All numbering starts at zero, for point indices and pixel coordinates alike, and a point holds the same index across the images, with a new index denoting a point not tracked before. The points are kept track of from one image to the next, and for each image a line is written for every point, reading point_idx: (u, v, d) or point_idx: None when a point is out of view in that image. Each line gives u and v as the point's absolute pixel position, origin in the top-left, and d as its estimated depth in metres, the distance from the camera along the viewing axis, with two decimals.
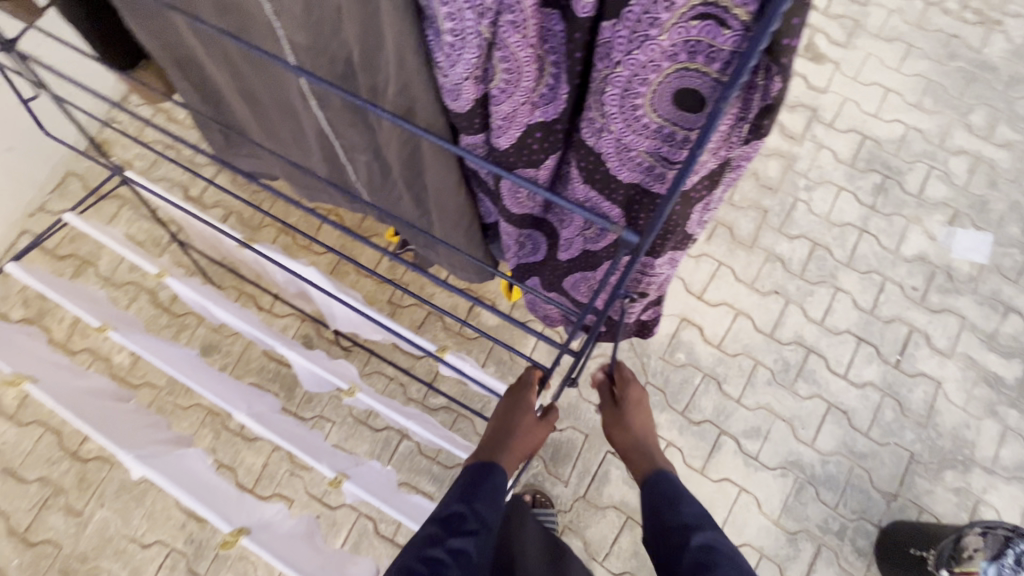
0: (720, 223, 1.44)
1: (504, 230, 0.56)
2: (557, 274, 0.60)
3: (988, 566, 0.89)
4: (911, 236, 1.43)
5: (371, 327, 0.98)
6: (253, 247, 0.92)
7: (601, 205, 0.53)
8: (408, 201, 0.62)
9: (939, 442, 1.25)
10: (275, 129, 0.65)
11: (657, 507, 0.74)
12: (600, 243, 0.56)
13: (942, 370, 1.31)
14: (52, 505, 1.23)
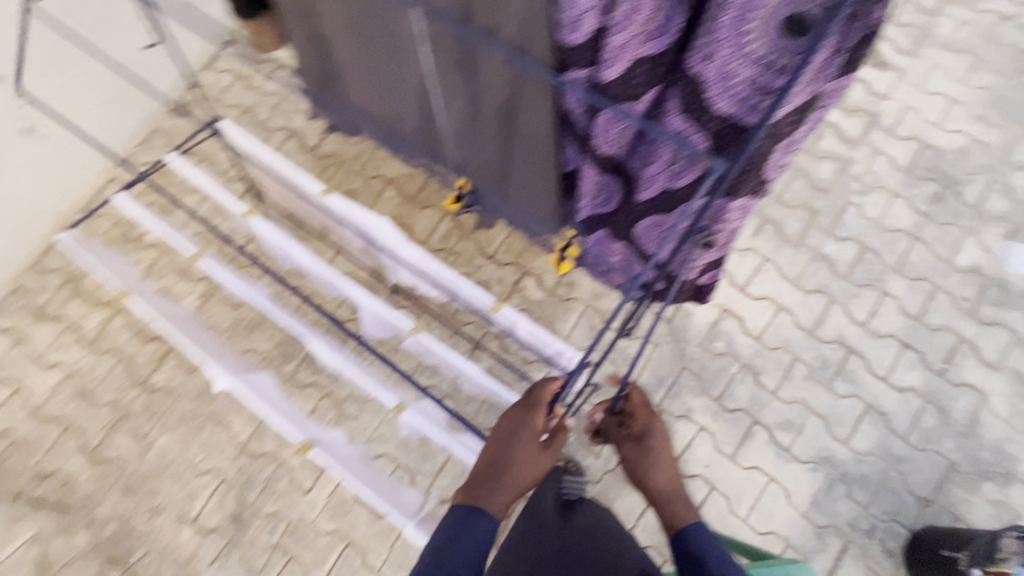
0: (769, 220, 1.46)
1: (586, 173, 0.62)
2: (631, 220, 0.65)
3: None
4: (966, 247, 1.41)
5: (431, 282, 1.07)
6: (330, 196, 1.00)
7: (692, 134, 0.56)
8: (495, 146, 0.66)
9: (980, 454, 1.24)
10: (376, 80, 0.71)
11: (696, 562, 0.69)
12: (684, 179, 0.55)
13: (988, 382, 1.29)
14: (120, 428, 1.34)
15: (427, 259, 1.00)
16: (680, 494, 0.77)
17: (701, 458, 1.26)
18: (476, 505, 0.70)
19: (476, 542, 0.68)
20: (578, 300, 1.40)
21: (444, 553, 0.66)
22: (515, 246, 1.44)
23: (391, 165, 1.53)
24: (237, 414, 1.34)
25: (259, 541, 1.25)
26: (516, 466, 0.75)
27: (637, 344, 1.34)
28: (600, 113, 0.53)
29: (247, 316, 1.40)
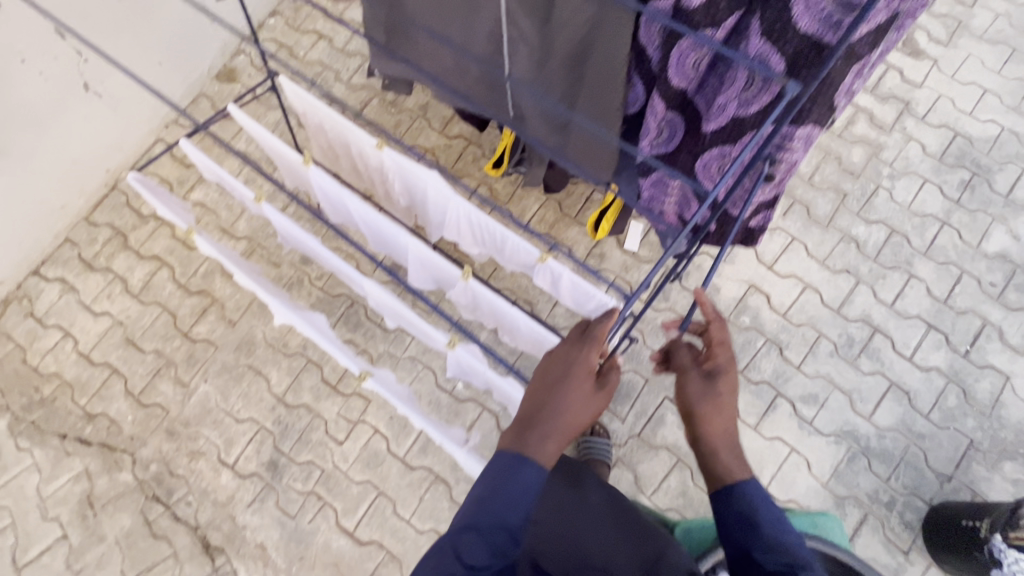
0: (798, 201, 1.48)
1: (653, 110, 0.66)
2: (693, 154, 0.68)
3: None
4: (994, 234, 1.43)
5: (477, 239, 1.07)
6: (384, 150, 1.03)
7: (769, 58, 0.59)
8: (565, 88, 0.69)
9: (1001, 434, 1.26)
10: (446, 21, 0.73)
11: (750, 522, 0.60)
12: (750, 109, 0.59)
13: (1012, 365, 1.31)
14: (164, 375, 1.39)
15: (475, 210, 0.98)
16: (733, 448, 0.64)
17: None
18: (521, 452, 0.63)
19: (522, 493, 0.61)
20: (608, 271, 1.43)
21: (486, 510, 0.61)
22: (548, 218, 1.47)
23: (429, 136, 1.57)
24: (275, 367, 1.38)
25: (293, 487, 1.29)
26: (566, 412, 0.65)
27: (665, 315, 1.37)
28: (680, 40, 0.57)
29: (287, 275, 1.45)
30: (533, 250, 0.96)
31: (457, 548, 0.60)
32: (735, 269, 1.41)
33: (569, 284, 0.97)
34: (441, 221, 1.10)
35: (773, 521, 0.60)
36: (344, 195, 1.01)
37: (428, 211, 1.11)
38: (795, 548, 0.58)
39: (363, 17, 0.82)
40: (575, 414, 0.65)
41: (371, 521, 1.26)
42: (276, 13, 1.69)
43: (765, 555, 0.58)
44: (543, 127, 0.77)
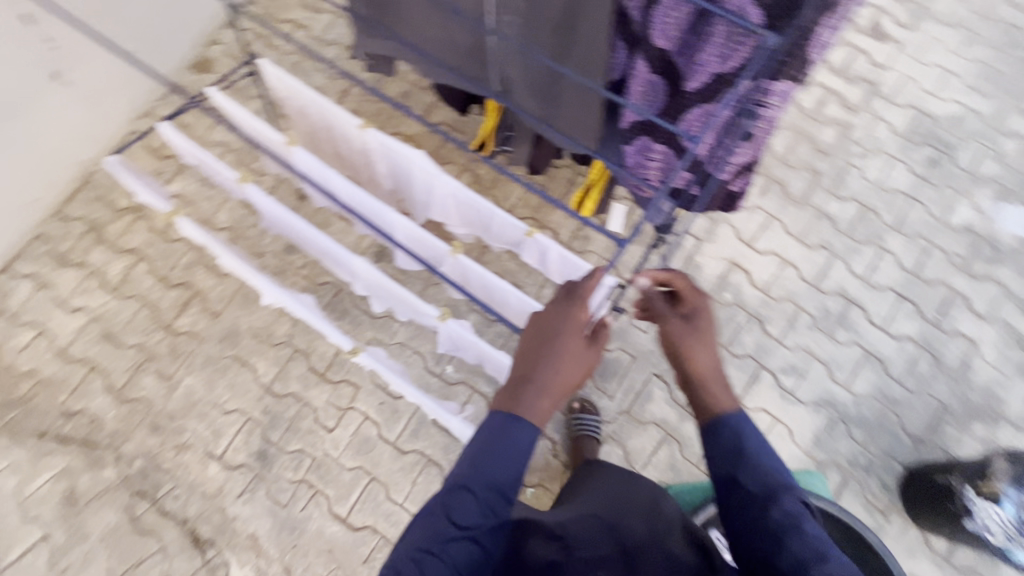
0: (774, 180, 1.52)
1: (636, 75, 0.68)
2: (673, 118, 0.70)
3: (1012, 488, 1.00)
4: (959, 208, 1.49)
5: (463, 218, 1.08)
6: (369, 131, 1.04)
7: (748, 11, 0.56)
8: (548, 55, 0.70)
9: (971, 397, 1.32)
10: None
11: (738, 452, 0.65)
12: (729, 64, 0.61)
13: (979, 331, 1.37)
14: (146, 368, 1.37)
15: (461, 187, 1.00)
16: (721, 380, 0.71)
17: None
18: (516, 409, 0.64)
19: (516, 452, 0.63)
20: (593, 252, 1.45)
21: (480, 469, 0.62)
22: (531, 202, 1.49)
23: (411, 124, 1.57)
24: (261, 357, 1.37)
25: (284, 476, 1.28)
26: (559, 367, 0.66)
27: None
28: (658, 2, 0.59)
29: (271, 265, 1.43)
30: (520, 225, 0.97)
31: (449, 507, 0.61)
32: (716, 247, 1.45)
33: (556, 258, 0.99)
34: (427, 202, 1.11)
35: (756, 449, 0.66)
36: (330, 176, 1.02)
37: (414, 192, 1.11)
38: (776, 471, 0.64)
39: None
40: (569, 368, 0.67)
41: (364, 506, 1.26)
42: (252, 2, 1.67)
43: (747, 477, 0.64)
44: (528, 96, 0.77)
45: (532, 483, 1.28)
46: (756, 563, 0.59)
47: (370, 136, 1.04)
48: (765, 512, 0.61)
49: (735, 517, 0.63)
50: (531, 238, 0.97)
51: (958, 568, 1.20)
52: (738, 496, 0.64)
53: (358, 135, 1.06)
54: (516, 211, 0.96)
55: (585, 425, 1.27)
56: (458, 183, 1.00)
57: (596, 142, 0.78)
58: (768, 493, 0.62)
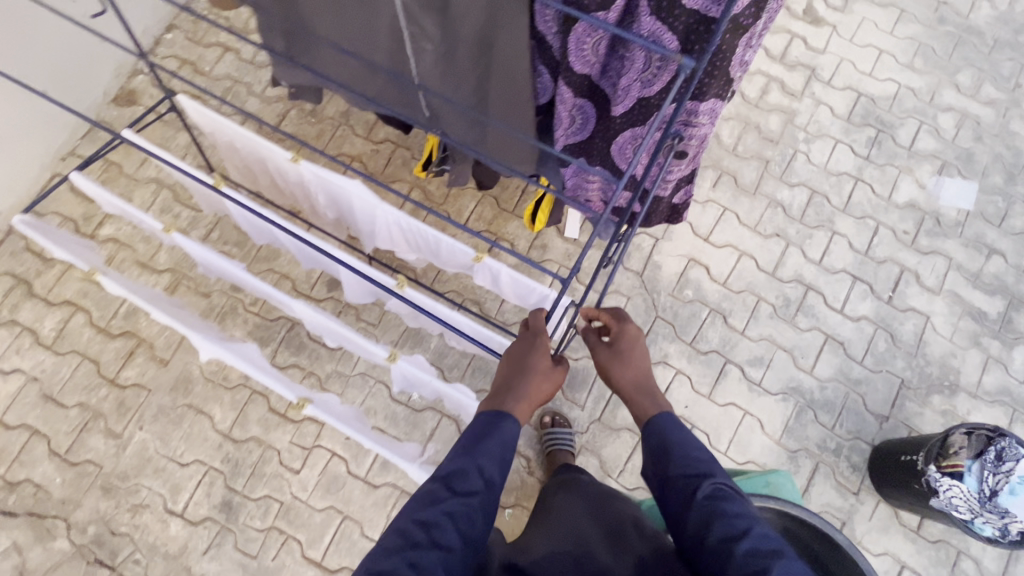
0: (726, 172, 1.52)
1: (561, 101, 0.67)
2: (608, 137, 0.71)
3: (973, 462, 1.06)
4: (903, 184, 1.53)
5: (411, 244, 1.04)
6: (301, 163, 0.99)
7: (662, 35, 0.58)
8: (473, 84, 0.67)
9: (927, 370, 1.36)
10: (345, 25, 0.70)
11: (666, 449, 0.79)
12: (653, 88, 0.62)
13: (931, 305, 1.41)
14: (92, 428, 1.29)
15: (401, 215, 0.96)
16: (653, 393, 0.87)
17: (680, 400, 1.33)
18: (500, 416, 0.77)
19: (503, 444, 0.75)
20: (552, 260, 1.43)
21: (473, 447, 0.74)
22: (485, 214, 1.45)
23: (354, 144, 1.51)
24: (217, 402, 1.30)
25: (252, 526, 1.23)
26: (535, 383, 0.81)
27: (611, 298, 1.39)
28: (575, 28, 0.58)
29: (219, 303, 1.36)
30: (467, 250, 0.94)
31: (447, 480, 0.71)
32: (674, 245, 1.45)
33: (508, 280, 0.97)
34: (372, 231, 1.07)
35: (681, 442, 0.79)
36: (262, 216, 0.97)
37: (358, 221, 1.07)
38: (700, 460, 0.77)
39: (261, 33, 0.78)
40: (542, 384, 0.82)
41: (339, 547, 1.22)
42: (174, 27, 1.59)
43: (677, 469, 0.77)
44: (458, 125, 0.75)
45: (510, 503, 1.26)
46: (693, 544, 0.71)
47: (303, 169, 0.99)
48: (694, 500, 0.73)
49: (673, 508, 0.76)
50: (480, 263, 0.95)
51: (929, 540, 1.24)
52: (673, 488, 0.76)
53: (291, 167, 1.01)
54: (462, 236, 0.93)
55: (557, 438, 1.26)
56: (400, 211, 0.96)
57: (532, 164, 0.77)
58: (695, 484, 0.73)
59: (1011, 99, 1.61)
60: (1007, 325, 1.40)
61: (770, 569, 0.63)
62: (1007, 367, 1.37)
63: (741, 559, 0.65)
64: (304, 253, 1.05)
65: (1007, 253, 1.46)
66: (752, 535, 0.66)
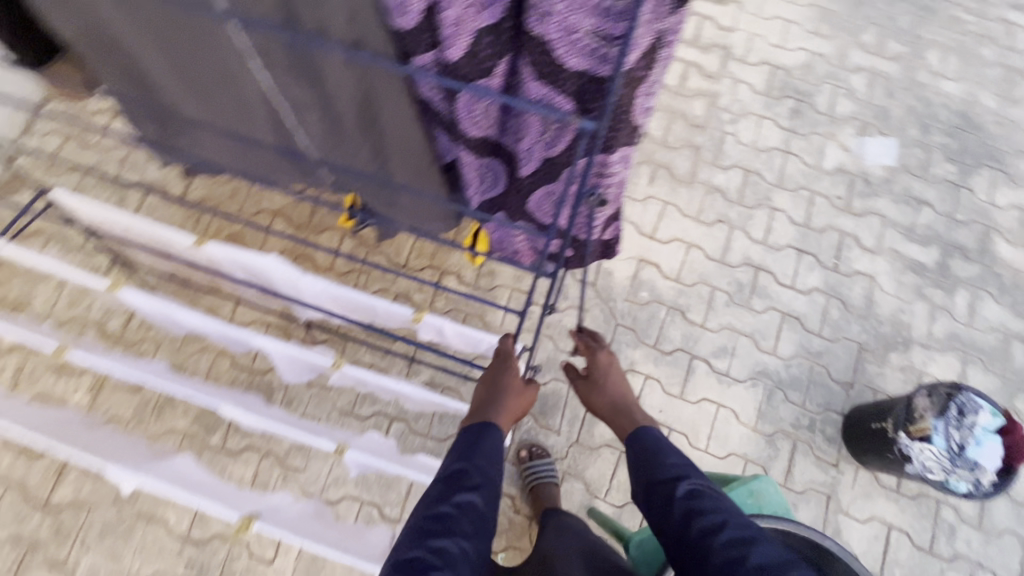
0: (660, 165, 1.51)
1: (465, 163, 0.66)
2: (521, 195, 0.69)
3: (938, 421, 1.08)
4: (829, 151, 1.55)
5: (345, 308, 0.98)
6: (207, 246, 0.90)
7: (553, 99, 0.54)
8: (365, 154, 0.67)
9: (882, 330, 1.39)
10: (217, 107, 0.68)
11: (645, 453, 0.82)
12: (555, 148, 0.59)
13: (874, 266, 1.44)
14: (31, 562, 1.16)
15: (329, 285, 0.89)
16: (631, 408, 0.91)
17: (654, 404, 1.32)
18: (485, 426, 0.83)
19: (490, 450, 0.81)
20: (502, 286, 1.38)
21: (468, 450, 0.80)
22: (425, 249, 1.39)
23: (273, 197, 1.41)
24: (170, 505, 1.20)
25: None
26: (514, 402, 0.87)
27: (569, 314, 1.36)
28: (458, 97, 0.56)
29: (153, 396, 1.25)
30: (405, 311, 0.90)
31: (451, 479, 0.77)
32: (622, 248, 1.42)
33: (453, 333, 0.94)
34: (301, 300, 1.00)
35: (659, 446, 0.83)
36: (171, 311, 0.89)
37: (283, 294, 0.99)
38: (678, 461, 0.80)
39: (132, 120, 0.77)
40: (521, 404, 0.88)
41: None
42: None
43: (656, 472, 0.80)
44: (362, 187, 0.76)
45: (502, 547, 1.21)
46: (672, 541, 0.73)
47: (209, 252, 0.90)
48: (673, 501, 0.75)
49: (653, 511, 0.77)
50: (421, 322, 0.91)
51: (909, 496, 1.27)
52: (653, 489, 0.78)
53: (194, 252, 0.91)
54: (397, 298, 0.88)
55: (538, 470, 1.21)
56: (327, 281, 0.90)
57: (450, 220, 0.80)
58: (673, 484, 0.76)
59: (914, 51, 1.66)
60: (945, 273, 1.45)
61: (751, 554, 0.66)
62: (953, 313, 1.42)
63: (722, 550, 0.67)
64: (232, 341, 0.98)
65: (934, 201, 1.51)
66: (731, 524, 0.69)
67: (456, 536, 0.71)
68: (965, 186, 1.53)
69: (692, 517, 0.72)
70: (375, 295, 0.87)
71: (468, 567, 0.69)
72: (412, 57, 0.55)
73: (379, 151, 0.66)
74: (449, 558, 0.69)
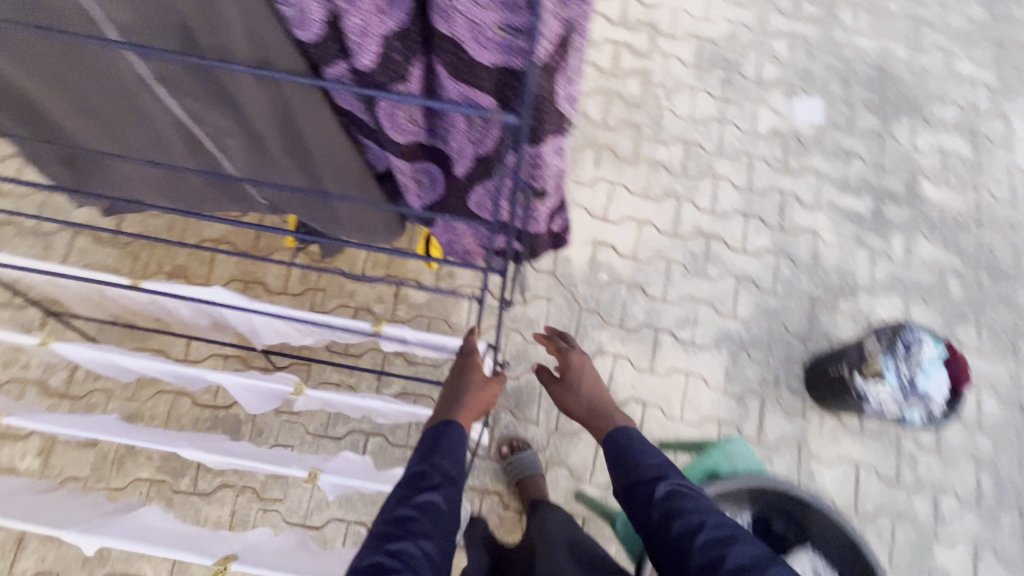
0: (603, 147, 1.53)
1: (399, 168, 0.65)
2: (461, 197, 0.69)
3: (888, 361, 1.14)
4: (761, 115, 1.61)
5: (302, 329, 0.95)
6: (144, 286, 0.85)
7: (474, 97, 0.54)
8: (296, 169, 0.68)
9: (829, 281, 1.46)
10: (129, 143, 0.67)
11: (623, 456, 0.89)
12: (485, 143, 0.59)
13: (815, 221, 1.51)
14: None
15: (280, 311, 0.86)
16: (607, 407, 0.98)
17: (626, 382, 1.34)
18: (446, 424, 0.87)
19: (453, 450, 0.85)
20: (463, 286, 1.37)
21: (430, 450, 0.85)
22: (380, 259, 1.37)
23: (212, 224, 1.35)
24: (144, 559, 1.14)
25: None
26: (481, 394, 0.92)
27: (533, 305, 1.37)
28: (377, 105, 0.56)
29: (110, 448, 1.18)
30: (364, 325, 0.90)
31: (413, 481, 0.82)
32: (578, 233, 1.44)
33: (416, 339, 0.95)
34: (254, 328, 0.96)
35: (639, 448, 0.89)
36: (115, 359, 0.84)
37: (234, 323, 0.95)
38: (657, 461, 0.86)
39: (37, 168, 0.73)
40: (489, 394, 0.93)
41: None
42: None
43: (636, 474, 0.86)
44: (297, 203, 0.76)
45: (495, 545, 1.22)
46: (651, 541, 0.81)
47: (147, 292, 0.85)
48: (652, 501, 0.82)
49: (636, 510, 0.84)
50: (382, 332, 0.91)
51: (872, 434, 1.34)
52: (636, 492, 0.84)
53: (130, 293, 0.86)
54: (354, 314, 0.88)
55: (521, 463, 1.22)
56: (277, 306, 0.86)
57: (394, 220, 0.80)
58: (653, 485, 0.83)
59: (829, 10, 1.72)
60: (881, 220, 1.53)
61: (728, 554, 0.74)
62: (891, 257, 1.50)
63: (699, 548, 0.75)
64: (187, 380, 0.93)
65: (863, 153, 1.59)
66: (708, 524, 0.76)
67: (416, 537, 0.76)
68: (889, 136, 1.61)
69: (672, 518, 0.79)
70: (331, 314, 0.86)
71: (427, 567, 0.74)
72: (324, 69, 0.54)
73: (308, 162, 0.67)
74: (409, 559, 0.74)
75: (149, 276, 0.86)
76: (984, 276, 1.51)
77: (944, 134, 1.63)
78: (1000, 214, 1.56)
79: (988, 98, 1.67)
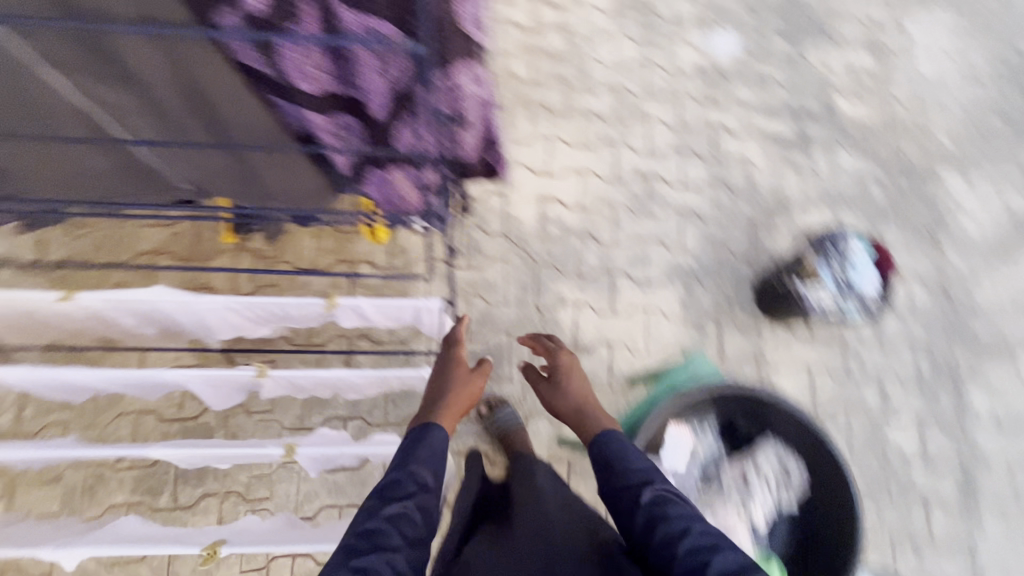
0: (535, 105, 1.55)
1: (317, 120, 0.76)
2: (381, 135, 0.80)
3: (824, 267, 1.31)
4: (683, 53, 1.65)
5: (253, 315, 1.07)
6: (78, 296, 0.90)
7: (372, 28, 0.62)
8: (195, 123, 0.78)
9: (761, 203, 1.57)
10: (28, 131, 0.74)
11: (610, 464, 0.99)
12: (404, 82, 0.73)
13: (745, 150, 1.59)
14: None
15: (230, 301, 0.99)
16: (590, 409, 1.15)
17: (588, 327, 1.46)
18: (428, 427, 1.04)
19: (435, 449, 1.01)
20: (419, 260, 1.38)
21: (406, 458, 0.97)
22: (328, 244, 1.35)
23: (146, 234, 1.29)
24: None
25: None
26: (455, 390, 1.13)
27: (491, 268, 1.45)
28: (281, 52, 0.64)
29: (76, 482, 1.14)
30: (313, 302, 1.01)
31: (383, 492, 0.92)
32: (523, 195, 1.49)
33: (366, 309, 1.10)
34: (200, 320, 1.05)
35: (626, 459, 0.98)
36: (59, 371, 0.86)
37: (181, 321, 1.03)
38: (644, 471, 0.95)
39: None
40: (464, 387, 1.14)
41: None
42: None
43: (622, 483, 0.94)
44: (231, 179, 0.95)
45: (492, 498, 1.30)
46: (642, 551, 0.86)
47: (87, 301, 0.91)
48: (639, 506, 0.89)
49: (625, 514, 0.91)
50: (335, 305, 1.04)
51: (813, 336, 1.51)
52: (627, 500, 0.91)
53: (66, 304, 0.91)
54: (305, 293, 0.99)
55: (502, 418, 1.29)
56: (241, 295, 0.99)
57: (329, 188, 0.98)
58: (640, 491, 0.91)
59: None
60: (805, 140, 1.62)
61: (711, 560, 0.77)
62: (817, 174, 1.61)
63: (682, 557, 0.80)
64: (140, 387, 0.98)
65: (780, 77, 1.66)
66: (695, 530, 0.82)
67: (382, 551, 0.82)
68: (801, 56, 1.69)
69: (659, 523, 0.85)
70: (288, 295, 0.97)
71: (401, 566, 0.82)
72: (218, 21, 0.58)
73: (219, 126, 0.78)
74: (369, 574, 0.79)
75: (82, 288, 0.91)
76: (899, 175, 1.64)
77: (847, 51, 1.71)
78: (908, 117, 1.68)
79: (885, 6, 1.76)
